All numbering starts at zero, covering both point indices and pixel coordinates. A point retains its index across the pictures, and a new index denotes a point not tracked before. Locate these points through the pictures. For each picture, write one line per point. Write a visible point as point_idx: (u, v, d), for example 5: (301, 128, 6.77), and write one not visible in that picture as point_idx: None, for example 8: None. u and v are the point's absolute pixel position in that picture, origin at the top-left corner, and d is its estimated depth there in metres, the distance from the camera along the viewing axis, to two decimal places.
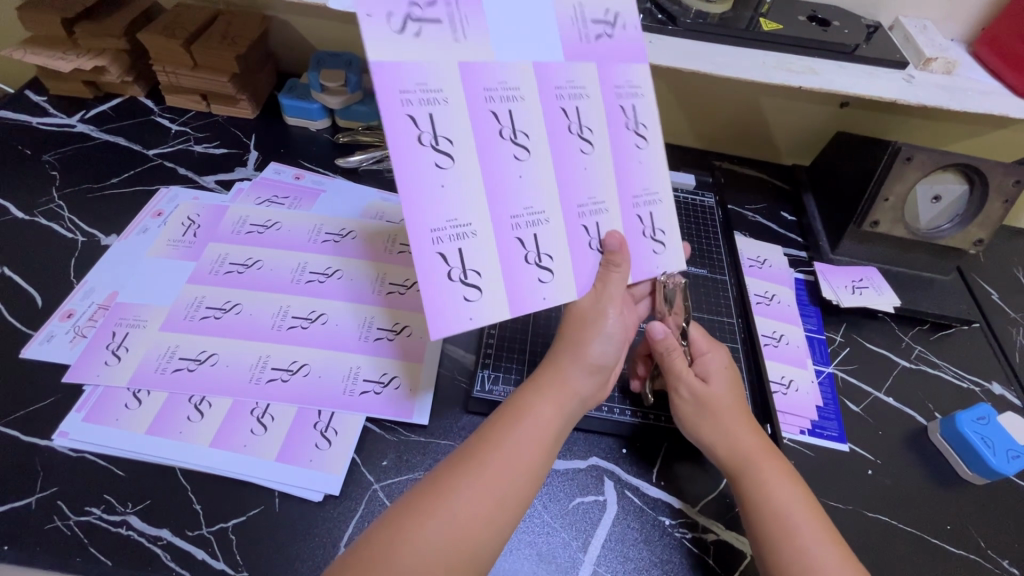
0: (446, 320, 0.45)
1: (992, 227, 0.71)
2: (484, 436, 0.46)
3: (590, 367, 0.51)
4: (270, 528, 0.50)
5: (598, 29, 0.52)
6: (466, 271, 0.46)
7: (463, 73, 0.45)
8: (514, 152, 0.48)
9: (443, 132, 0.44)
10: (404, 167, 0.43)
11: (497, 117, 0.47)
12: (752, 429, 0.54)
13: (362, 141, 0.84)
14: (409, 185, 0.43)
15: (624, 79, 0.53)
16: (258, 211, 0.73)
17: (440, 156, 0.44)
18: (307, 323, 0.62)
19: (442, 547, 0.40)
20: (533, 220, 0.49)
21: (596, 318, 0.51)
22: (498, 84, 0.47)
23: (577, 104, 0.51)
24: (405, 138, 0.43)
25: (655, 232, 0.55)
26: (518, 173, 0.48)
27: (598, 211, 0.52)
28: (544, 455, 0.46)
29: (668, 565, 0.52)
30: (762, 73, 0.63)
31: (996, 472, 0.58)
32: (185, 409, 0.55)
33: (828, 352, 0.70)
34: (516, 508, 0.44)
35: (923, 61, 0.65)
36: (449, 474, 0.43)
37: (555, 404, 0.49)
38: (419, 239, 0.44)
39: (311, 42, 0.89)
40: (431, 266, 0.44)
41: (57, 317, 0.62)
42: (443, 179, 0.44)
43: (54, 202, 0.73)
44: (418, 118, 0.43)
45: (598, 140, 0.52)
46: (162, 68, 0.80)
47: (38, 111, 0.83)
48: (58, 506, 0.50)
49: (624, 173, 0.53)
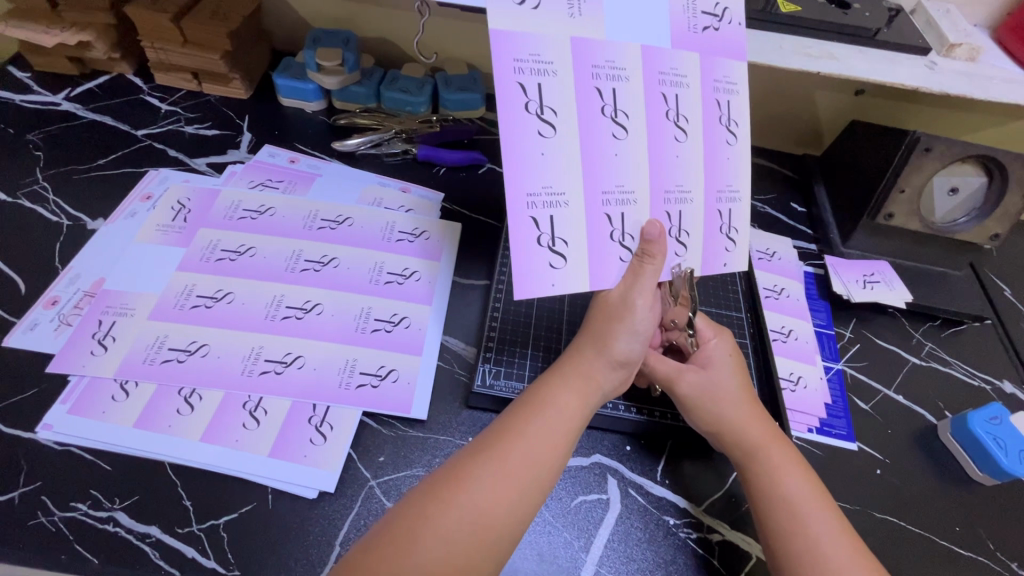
0: (530, 281, 0.45)
1: (1009, 222, 0.69)
2: (506, 424, 0.44)
3: (615, 361, 0.50)
4: (263, 526, 0.48)
5: (704, 22, 0.49)
6: (555, 238, 0.45)
7: (575, 49, 0.44)
8: (613, 131, 0.46)
9: (549, 102, 0.43)
10: (510, 131, 0.42)
11: (601, 94, 0.45)
12: (758, 413, 0.52)
13: (360, 124, 0.81)
14: (512, 147, 0.42)
15: (722, 74, 0.50)
16: (251, 196, 0.70)
17: (543, 125, 0.43)
18: (302, 314, 0.60)
19: (461, 534, 0.38)
20: (622, 199, 0.47)
21: (622, 310, 0.49)
22: (606, 62, 0.45)
23: (677, 92, 0.48)
24: (514, 104, 0.42)
25: (730, 230, 0.52)
26: (614, 151, 0.46)
27: (682, 200, 0.49)
28: (565, 447, 0.45)
29: (673, 566, 0.50)
30: (779, 59, 0.60)
31: (1008, 473, 0.57)
32: (174, 401, 0.53)
33: (837, 348, 0.68)
34: (535, 502, 0.42)
35: (947, 46, 0.63)
36: (468, 461, 0.41)
37: (579, 394, 0.48)
38: (515, 201, 0.43)
39: (306, 20, 0.86)
40: (523, 231, 0.44)
41: (40, 304, 0.59)
42: (543, 147, 0.43)
43: (39, 183, 0.70)
44: (527, 86, 0.42)
45: (693, 129, 0.49)
46: (152, 44, 0.77)
47: (22, 88, 0.80)
48: (42, 501, 0.48)
49: (711, 167, 0.50)
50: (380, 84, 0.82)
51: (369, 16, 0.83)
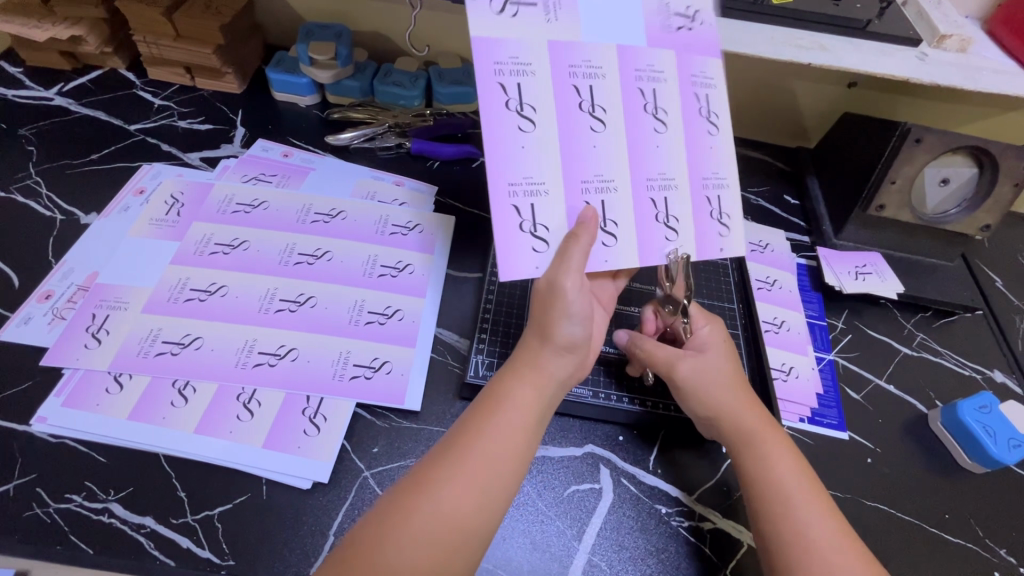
0: (513, 265, 0.45)
1: (1000, 213, 0.69)
2: (462, 428, 0.44)
3: (560, 349, 0.47)
4: (256, 516, 0.49)
5: (679, 22, 0.50)
6: (536, 223, 0.46)
7: (551, 51, 0.46)
8: (591, 124, 0.47)
9: (528, 100, 0.45)
10: (489, 128, 0.44)
11: (579, 91, 0.46)
12: (750, 400, 0.52)
13: (353, 118, 0.81)
14: (492, 141, 0.44)
15: (700, 70, 0.50)
16: (244, 189, 0.70)
17: (523, 121, 0.45)
18: (296, 306, 0.60)
19: (426, 545, 0.38)
20: (603, 186, 0.47)
21: (552, 295, 0.46)
22: (582, 62, 0.47)
23: (655, 87, 0.49)
24: (494, 103, 0.44)
25: (719, 217, 0.51)
26: (593, 143, 0.47)
27: (667, 187, 0.49)
28: (522, 443, 0.44)
29: (664, 553, 0.51)
30: (771, 50, 0.60)
31: (997, 461, 0.57)
32: (168, 394, 0.53)
33: (829, 339, 0.68)
34: (500, 501, 0.42)
35: (938, 37, 0.63)
36: (424, 471, 0.41)
37: (532, 387, 0.46)
38: (496, 190, 0.44)
39: (299, 14, 0.85)
40: (504, 218, 0.45)
41: (34, 298, 0.59)
42: (523, 141, 0.45)
43: (31, 178, 0.70)
44: (508, 86, 0.44)
45: (673, 121, 0.49)
46: (144, 39, 0.77)
47: (14, 83, 0.80)
48: (37, 493, 0.48)
49: (694, 156, 0.50)
50: (374, 78, 0.82)
51: (361, 9, 0.83)
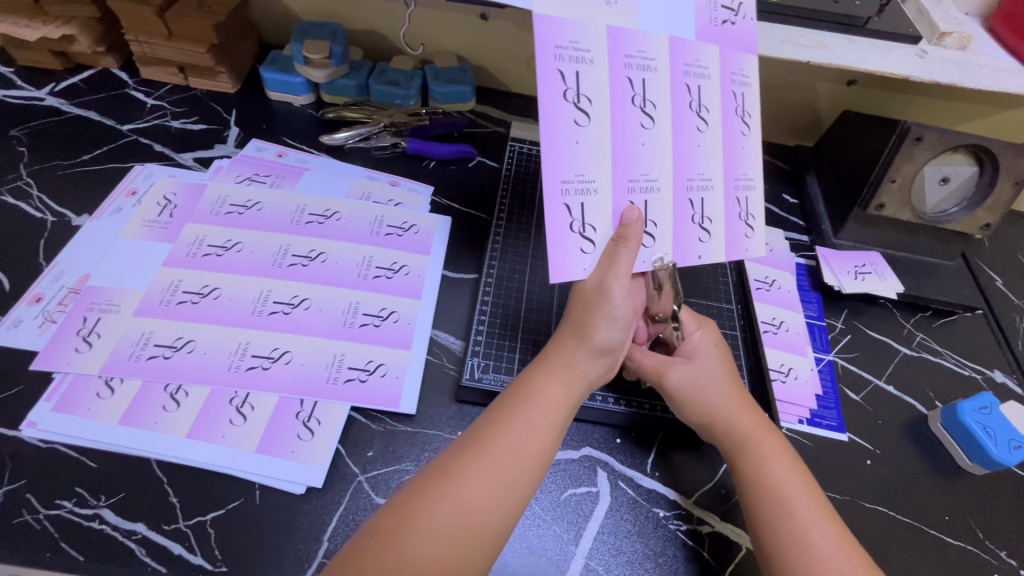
0: (562, 267, 0.44)
1: (1000, 212, 0.69)
2: (491, 420, 0.44)
3: (596, 350, 0.49)
4: (250, 522, 0.48)
5: (723, 15, 0.48)
6: (586, 224, 0.44)
7: (610, 37, 0.43)
8: (642, 120, 0.45)
9: (585, 90, 0.42)
10: (547, 122, 0.41)
11: (632, 84, 0.44)
12: (746, 404, 0.52)
13: (349, 117, 0.81)
14: (549, 135, 0.42)
15: (739, 67, 0.49)
16: (237, 190, 0.69)
17: (579, 114, 0.43)
18: (290, 309, 0.60)
19: (450, 533, 0.38)
20: (648, 186, 0.46)
21: (600, 297, 0.47)
22: (637, 52, 0.44)
23: (700, 83, 0.47)
24: (552, 94, 0.41)
25: (747, 217, 0.51)
26: (642, 140, 0.46)
27: (705, 187, 0.49)
28: (549, 440, 0.44)
29: (662, 557, 0.50)
30: (771, 48, 0.60)
31: (997, 463, 0.57)
32: (160, 398, 0.53)
33: (829, 339, 0.68)
34: (522, 496, 0.42)
35: (938, 35, 0.62)
36: (451, 459, 0.41)
37: (563, 386, 0.47)
38: (549, 188, 0.42)
39: (294, 13, 0.85)
40: (556, 218, 0.43)
41: (24, 301, 0.59)
42: (578, 137, 0.43)
43: (22, 179, 0.69)
44: (567, 74, 0.42)
45: (713, 119, 0.49)
46: (136, 38, 0.76)
47: (5, 83, 0.79)
48: (27, 500, 0.47)
49: (730, 155, 0.50)
50: (370, 76, 0.81)
51: (357, 8, 0.82)
